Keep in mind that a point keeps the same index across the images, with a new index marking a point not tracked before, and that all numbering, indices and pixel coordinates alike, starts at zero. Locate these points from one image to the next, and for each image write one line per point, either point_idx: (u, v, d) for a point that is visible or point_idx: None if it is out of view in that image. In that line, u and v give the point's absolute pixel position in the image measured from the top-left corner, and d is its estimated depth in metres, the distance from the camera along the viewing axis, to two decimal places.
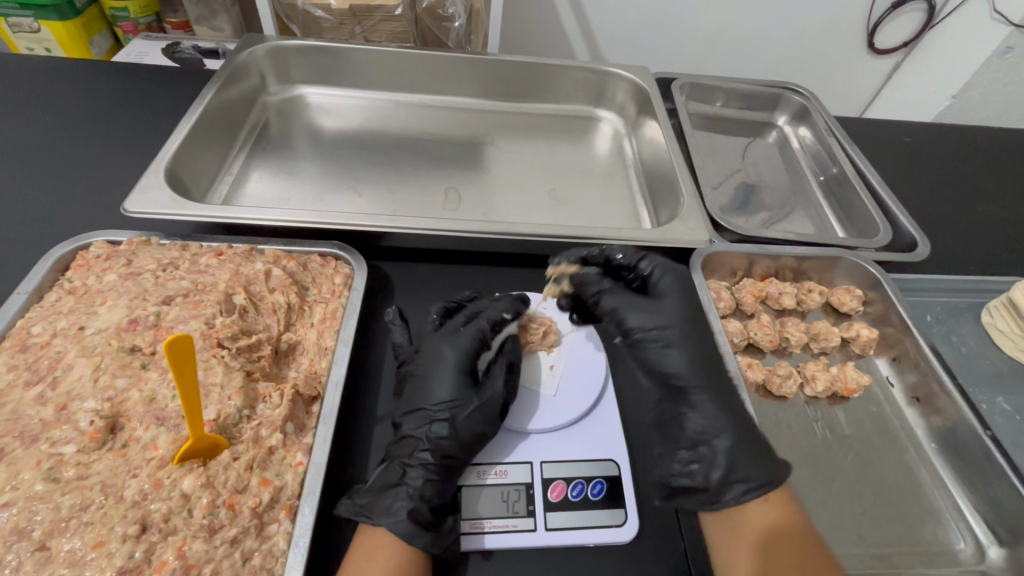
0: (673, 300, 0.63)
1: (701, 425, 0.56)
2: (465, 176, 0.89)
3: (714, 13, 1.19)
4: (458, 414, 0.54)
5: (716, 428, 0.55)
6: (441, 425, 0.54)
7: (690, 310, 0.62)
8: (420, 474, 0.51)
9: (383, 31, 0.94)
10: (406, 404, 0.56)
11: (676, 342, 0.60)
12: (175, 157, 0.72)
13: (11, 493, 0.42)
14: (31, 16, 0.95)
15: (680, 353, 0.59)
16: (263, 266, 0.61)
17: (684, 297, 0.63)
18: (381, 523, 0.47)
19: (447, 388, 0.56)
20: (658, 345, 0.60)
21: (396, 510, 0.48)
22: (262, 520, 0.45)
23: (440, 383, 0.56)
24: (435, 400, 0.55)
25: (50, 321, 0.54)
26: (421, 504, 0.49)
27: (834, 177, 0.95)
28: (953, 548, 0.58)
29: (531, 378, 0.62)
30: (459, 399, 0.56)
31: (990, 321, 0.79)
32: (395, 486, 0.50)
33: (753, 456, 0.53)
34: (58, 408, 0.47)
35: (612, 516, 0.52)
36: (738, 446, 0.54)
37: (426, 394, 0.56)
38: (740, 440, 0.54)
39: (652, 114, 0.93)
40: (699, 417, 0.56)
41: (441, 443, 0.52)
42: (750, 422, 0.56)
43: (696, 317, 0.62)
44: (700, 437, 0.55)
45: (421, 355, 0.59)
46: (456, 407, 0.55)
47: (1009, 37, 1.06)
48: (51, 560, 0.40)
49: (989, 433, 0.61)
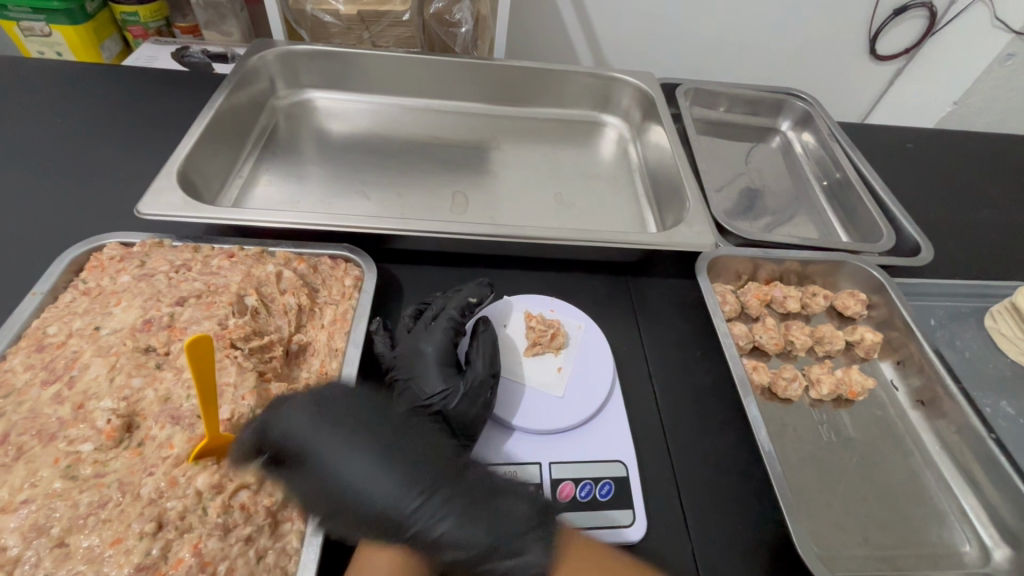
0: (327, 429, 0.49)
1: (460, 548, 0.48)
2: (472, 180, 0.90)
3: (718, 20, 1.20)
4: (449, 404, 0.55)
5: (479, 540, 0.47)
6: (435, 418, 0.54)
7: (365, 420, 0.50)
8: None
9: (390, 36, 0.95)
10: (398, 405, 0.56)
11: (360, 474, 0.48)
12: (186, 160, 0.73)
13: (31, 490, 0.42)
14: (43, 21, 0.96)
15: (378, 473, 0.48)
16: (274, 268, 0.62)
17: (310, 419, 0.49)
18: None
19: (434, 381, 0.57)
20: (358, 468, 0.48)
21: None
22: (276, 519, 0.47)
23: (427, 378, 0.57)
24: (426, 395, 0.56)
25: (66, 321, 0.54)
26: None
27: (837, 182, 0.96)
28: (958, 551, 0.59)
29: (529, 372, 0.62)
30: (446, 389, 0.56)
31: (994, 325, 0.80)
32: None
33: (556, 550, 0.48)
34: (75, 407, 0.47)
35: (619, 517, 0.53)
36: (500, 545, 0.48)
37: (414, 393, 0.56)
38: (503, 537, 0.48)
39: (657, 119, 0.94)
40: (451, 541, 0.47)
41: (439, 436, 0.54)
42: (498, 500, 0.49)
43: (542, 342, 0.64)
44: (467, 560, 0.47)
45: (401, 356, 0.59)
46: (447, 398, 0.55)
47: (1010, 44, 1.10)
48: (70, 556, 0.41)
49: (994, 437, 0.61)
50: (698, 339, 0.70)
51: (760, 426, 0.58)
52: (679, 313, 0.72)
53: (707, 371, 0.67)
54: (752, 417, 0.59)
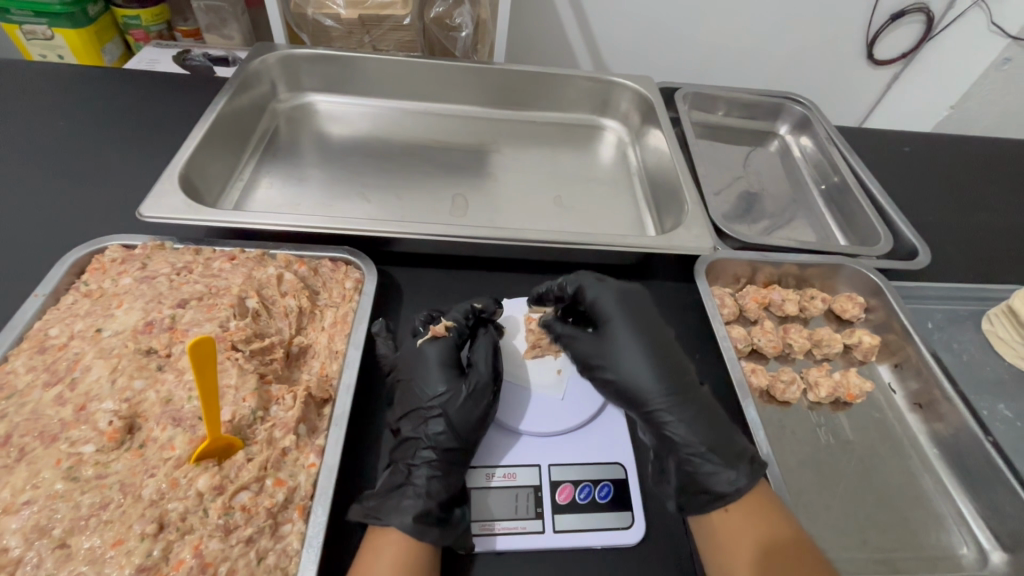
0: (621, 320, 0.62)
1: (683, 436, 0.56)
2: (472, 184, 0.90)
3: (717, 25, 1.20)
4: (450, 407, 0.55)
5: (702, 438, 0.55)
6: (437, 421, 0.54)
7: (650, 326, 0.63)
8: (424, 473, 0.51)
9: (391, 40, 0.95)
10: (399, 408, 0.57)
11: (632, 360, 0.60)
12: (188, 163, 0.74)
13: (32, 491, 0.43)
14: (45, 24, 0.97)
15: (641, 360, 0.60)
16: (275, 270, 0.62)
17: (626, 301, 0.64)
18: (389, 521, 0.48)
19: (435, 383, 0.57)
20: (628, 356, 0.60)
21: (403, 507, 0.49)
22: (276, 520, 0.46)
23: (428, 380, 0.57)
24: (428, 397, 0.56)
25: (68, 323, 0.55)
26: (428, 501, 0.49)
27: (835, 186, 0.97)
28: (955, 553, 0.59)
29: (533, 378, 0.63)
30: (448, 391, 0.56)
31: (990, 328, 0.80)
32: (402, 486, 0.51)
33: (718, 464, 0.53)
34: (77, 408, 0.48)
35: (619, 519, 0.53)
36: (712, 448, 0.54)
37: (416, 395, 0.56)
38: (713, 442, 0.55)
39: (656, 123, 0.95)
40: (680, 423, 0.56)
41: (440, 439, 0.54)
42: (721, 415, 0.58)
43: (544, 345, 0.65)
44: (683, 449, 0.55)
45: (403, 358, 0.60)
46: (449, 400, 0.56)
47: (1007, 49, 1.11)
48: (71, 557, 0.41)
49: (992, 440, 0.62)
50: (697, 342, 0.70)
51: (758, 429, 0.59)
52: (678, 316, 0.73)
53: (706, 375, 0.67)
54: (750, 421, 0.59)
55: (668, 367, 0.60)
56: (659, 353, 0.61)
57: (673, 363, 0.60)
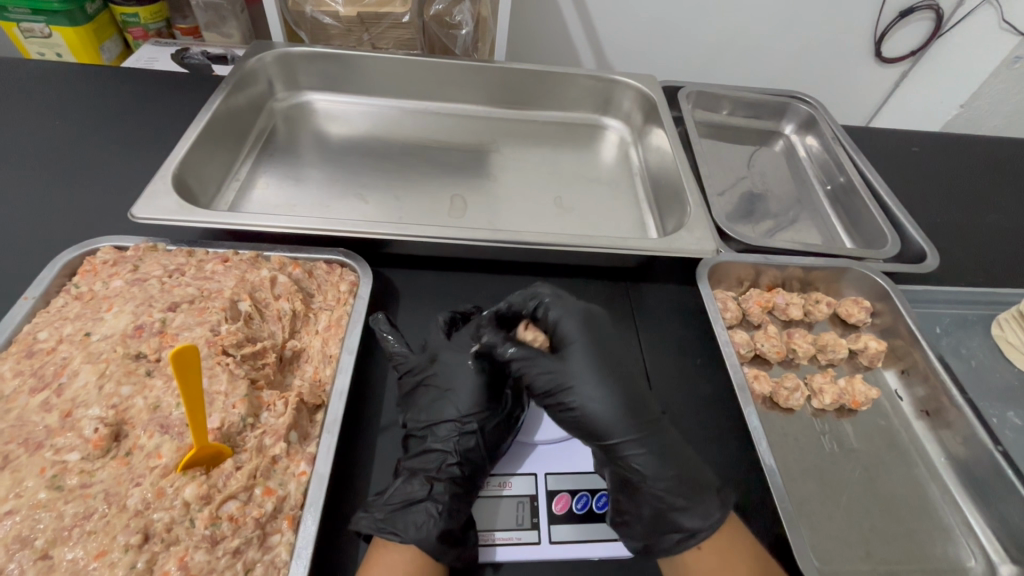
0: (582, 350, 0.55)
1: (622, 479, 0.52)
2: (471, 184, 0.89)
3: (723, 23, 1.19)
4: (486, 424, 0.55)
5: (632, 493, 0.52)
6: (469, 437, 0.54)
7: (614, 356, 0.56)
8: (447, 490, 0.50)
9: (390, 38, 0.94)
10: (427, 417, 0.55)
11: (591, 395, 0.53)
12: (183, 164, 0.73)
13: (15, 501, 0.42)
14: (43, 22, 0.96)
15: (601, 403, 0.53)
16: (269, 273, 0.61)
17: (573, 353, 0.55)
18: (409, 538, 0.47)
19: (471, 398, 0.56)
20: (582, 401, 0.53)
21: (423, 525, 0.47)
22: (265, 531, 0.45)
23: (464, 392, 0.57)
24: (461, 412, 0.55)
25: (57, 326, 0.54)
26: (450, 521, 0.48)
27: (841, 186, 0.95)
28: (964, 566, 0.57)
29: None
30: (483, 409, 0.56)
31: (1001, 334, 0.78)
32: (420, 501, 0.49)
33: (628, 518, 0.51)
34: (62, 415, 0.47)
35: (616, 530, 0.52)
36: (659, 501, 0.51)
37: (450, 407, 0.56)
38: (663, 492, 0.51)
39: (658, 122, 0.93)
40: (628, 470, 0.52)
41: (469, 456, 0.53)
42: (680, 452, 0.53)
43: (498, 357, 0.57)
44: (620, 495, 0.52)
45: (439, 366, 0.58)
46: (482, 418, 0.55)
47: (1017, 47, 1.08)
48: (53, 569, 0.40)
49: (1000, 449, 0.60)
50: (699, 347, 0.69)
51: (762, 438, 0.57)
52: (679, 320, 0.71)
53: (707, 381, 0.66)
54: (753, 429, 0.58)
55: (626, 414, 0.53)
56: (620, 398, 0.53)
57: (634, 413, 0.53)
